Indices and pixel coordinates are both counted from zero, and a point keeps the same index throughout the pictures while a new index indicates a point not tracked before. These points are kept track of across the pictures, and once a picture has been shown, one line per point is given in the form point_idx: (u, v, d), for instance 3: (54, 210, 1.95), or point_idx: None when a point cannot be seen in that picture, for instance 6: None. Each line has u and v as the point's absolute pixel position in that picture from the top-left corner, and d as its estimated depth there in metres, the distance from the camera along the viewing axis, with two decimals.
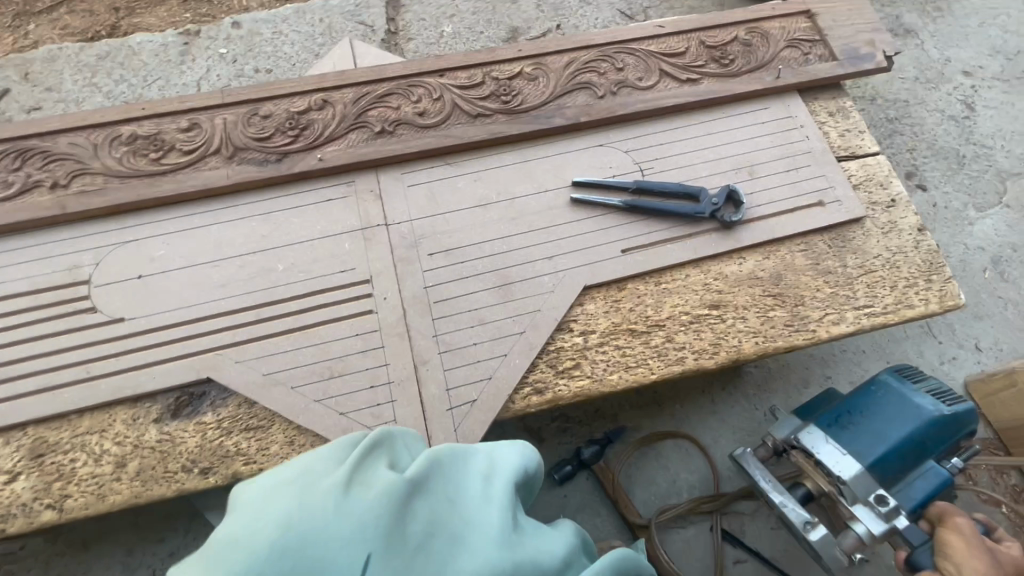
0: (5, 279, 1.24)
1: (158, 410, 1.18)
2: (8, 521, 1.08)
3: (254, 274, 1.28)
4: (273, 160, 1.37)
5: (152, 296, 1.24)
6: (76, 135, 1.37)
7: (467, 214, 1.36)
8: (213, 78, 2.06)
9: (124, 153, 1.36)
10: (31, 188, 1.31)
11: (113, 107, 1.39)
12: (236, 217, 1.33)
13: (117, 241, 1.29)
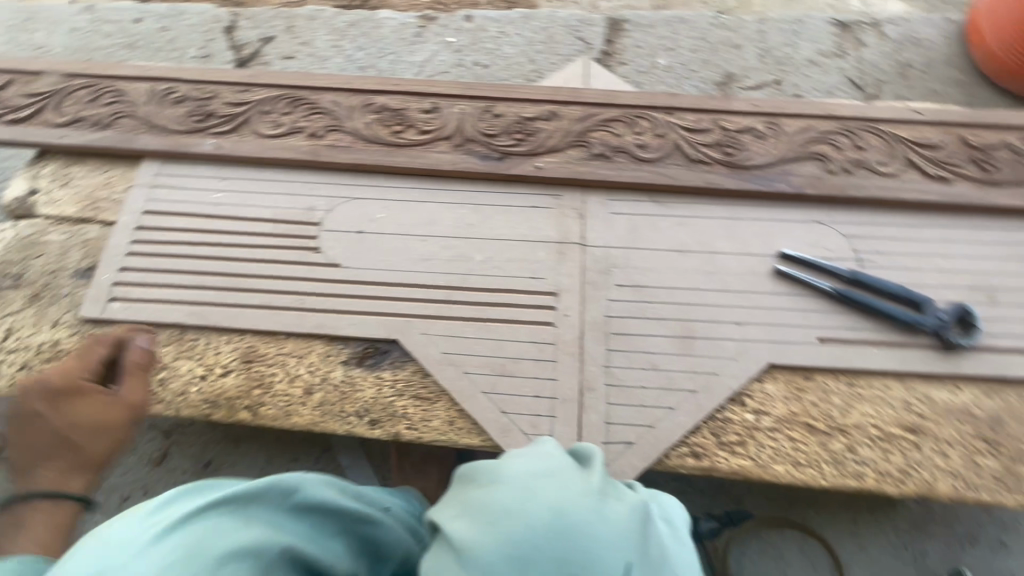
0: (258, 204, 1.43)
1: (348, 354, 1.29)
2: (215, 408, 1.26)
3: (454, 257, 1.36)
4: (495, 157, 1.44)
5: (366, 252, 1.37)
6: (338, 95, 1.54)
7: (664, 257, 1.35)
8: (437, 63, 2.23)
9: (372, 120, 1.50)
10: (295, 132, 1.49)
11: (373, 77, 1.55)
12: (450, 201, 1.42)
13: (349, 195, 1.44)
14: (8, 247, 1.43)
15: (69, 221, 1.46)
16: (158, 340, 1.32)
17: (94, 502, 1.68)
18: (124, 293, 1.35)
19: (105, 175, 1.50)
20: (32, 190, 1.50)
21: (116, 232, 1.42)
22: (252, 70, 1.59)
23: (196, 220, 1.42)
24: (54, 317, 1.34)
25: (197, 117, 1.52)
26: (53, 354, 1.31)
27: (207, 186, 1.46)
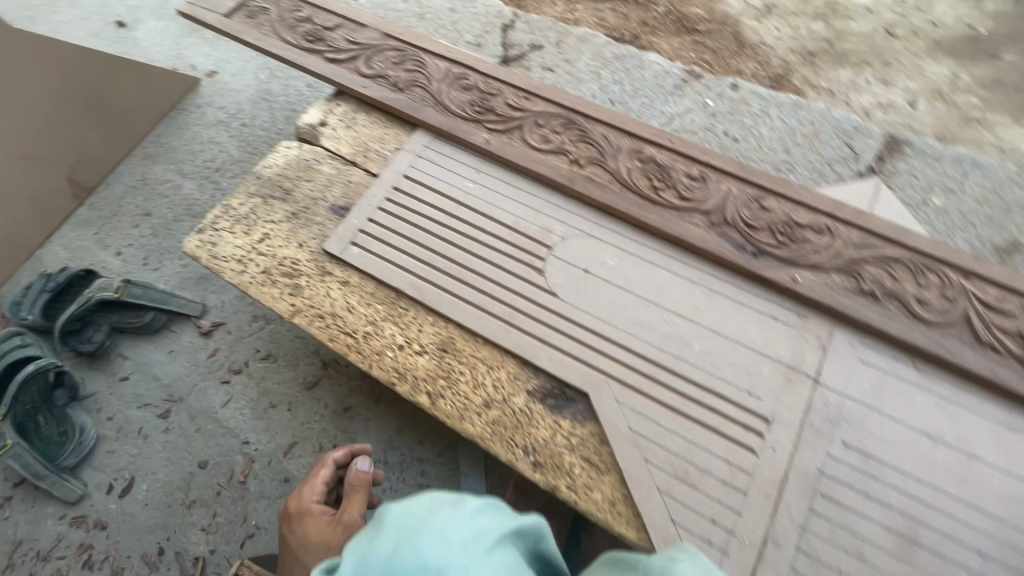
0: (502, 207, 1.47)
1: (534, 385, 1.27)
2: (400, 381, 1.29)
3: (672, 335, 1.28)
4: (749, 251, 1.34)
5: (586, 294, 1.34)
6: (610, 133, 1.53)
7: (908, 436, 1.16)
8: (686, 120, 2.18)
9: (635, 167, 1.48)
10: (558, 154, 1.51)
11: (650, 126, 1.53)
12: (686, 276, 1.35)
13: (587, 231, 1.42)
14: (288, 163, 1.61)
15: (340, 160, 1.62)
16: (375, 296, 1.39)
17: (248, 397, 1.84)
18: (364, 242, 1.45)
19: (383, 131, 1.64)
20: (321, 121, 1.67)
21: (375, 185, 1.53)
22: (539, 81, 1.64)
23: (444, 200, 1.49)
24: (303, 239, 1.48)
25: (477, 109, 1.60)
26: (290, 271, 1.44)
27: (463, 173, 1.52)
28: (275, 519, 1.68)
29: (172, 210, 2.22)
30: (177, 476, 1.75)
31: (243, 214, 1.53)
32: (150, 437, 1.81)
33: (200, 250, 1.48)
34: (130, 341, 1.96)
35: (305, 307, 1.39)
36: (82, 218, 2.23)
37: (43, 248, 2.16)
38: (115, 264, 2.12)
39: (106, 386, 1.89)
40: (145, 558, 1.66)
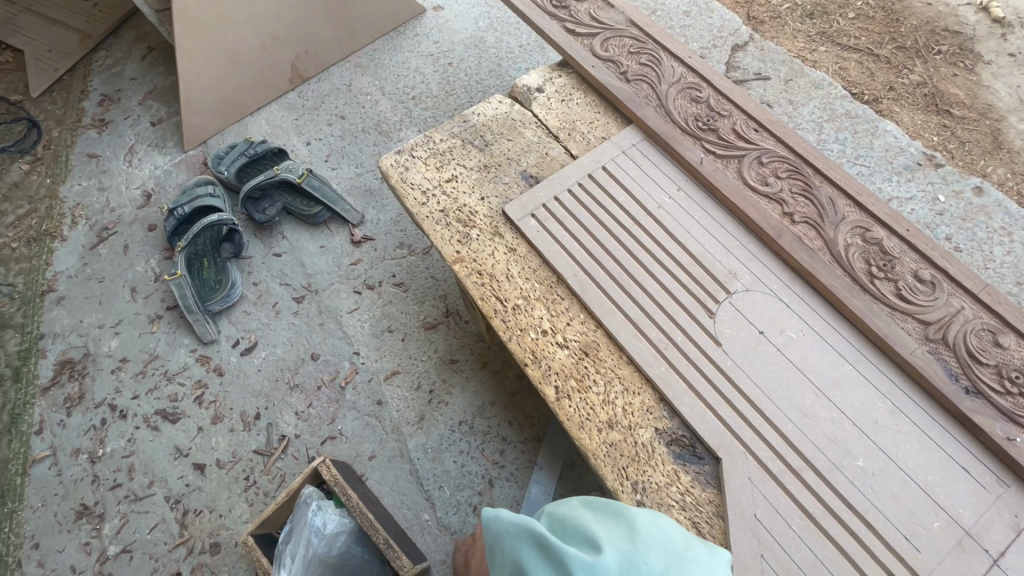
0: (692, 233, 1.38)
1: (664, 425, 1.19)
2: (533, 365, 1.27)
3: (835, 438, 1.14)
4: (962, 385, 1.15)
5: (752, 357, 1.23)
6: (838, 197, 1.38)
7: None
8: (906, 208, 1.92)
9: (855, 244, 1.31)
10: (773, 200, 1.39)
11: (888, 206, 1.35)
12: (874, 383, 1.19)
13: (775, 291, 1.30)
14: (495, 116, 1.62)
15: (545, 129, 1.60)
16: (536, 273, 1.37)
17: (371, 313, 1.93)
18: (543, 216, 1.43)
19: (595, 116, 1.60)
20: (539, 86, 1.66)
21: (571, 166, 1.50)
22: (775, 118, 1.51)
23: (635, 205, 1.42)
24: (486, 193, 1.49)
25: (700, 126, 1.51)
26: (465, 219, 1.46)
27: (663, 185, 1.45)
28: (357, 432, 1.75)
29: (364, 120, 2.36)
30: (291, 357, 1.89)
31: (441, 150, 1.57)
32: (281, 314, 1.97)
33: (394, 171, 1.54)
34: (292, 223, 2.12)
35: (468, 258, 1.40)
36: (290, 103, 2.43)
37: (252, 117, 2.39)
38: (302, 151, 2.30)
39: (261, 255, 2.07)
40: (242, 416, 1.81)
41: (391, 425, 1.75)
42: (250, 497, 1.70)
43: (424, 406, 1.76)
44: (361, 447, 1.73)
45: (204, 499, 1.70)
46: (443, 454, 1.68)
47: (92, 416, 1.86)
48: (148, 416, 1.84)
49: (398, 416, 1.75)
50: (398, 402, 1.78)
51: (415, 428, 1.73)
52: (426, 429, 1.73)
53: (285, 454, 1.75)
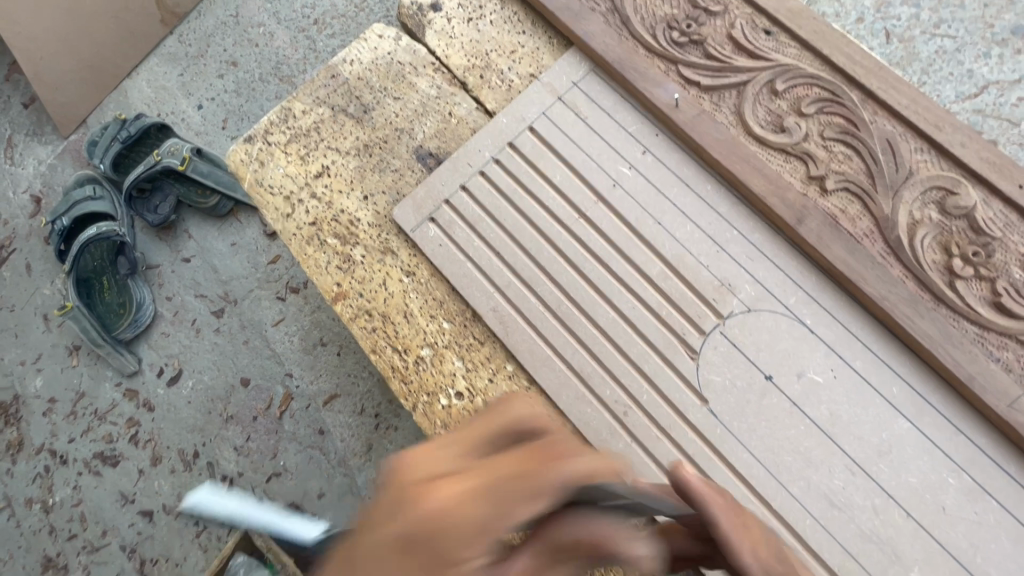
0: (665, 226, 0.91)
1: None
2: None
3: (877, 538, 0.77)
4: None
5: (755, 420, 0.83)
6: (903, 139, 0.85)
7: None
8: (1010, 100, 1.28)
9: (927, 221, 0.82)
10: (792, 157, 0.88)
11: (987, 147, 0.83)
12: (943, 449, 0.78)
13: (793, 310, 0.85)
14: (376, 63, 1.11)
15: (447, 73, 1.08)
16: (444, 307, 0.98)
17: (299, 324, 1.61)
18: (448, 220, 0.99)
19: (518, 41, 1.05)
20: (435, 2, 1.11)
21: (484, 131, 1.01)
22: (801, 6, 0.93)
23: (580, 186, 0.95)
24: (370, 189, 1.05)
25: (677, 37, 0.95)
26: (345, 233, 1.04)
27: (622, 148, 0.95)
28: (301, 468, 1.53)
29: (259, 64, 1.83)
30: (220, 385, 1.63)
31: (304, 129, 1.10)
32: (201, 333, 1.68)
33: (245, 170, 1.10)
34: (196, 219, 1.75)
35: (352, 293, 1.01)
36: (169, 52, 1.90)
37: (129, 80, 1.89)
38: (194, 119, 1.83)
39: (169, 262, 1.73)
40: (182, 455, 1.62)
41: (337, 458, 1.51)
42: (203, 543, 1.55)
43: (371, 433, 1.50)
44: (308, 484, 1.51)
45: (159, 547, 1.57)
46: None
47: (35, 464, 1.69)
48: (89, 461, 1.67)
49: (343, 448, 1.50)
50: (342, 431, 1.52)
51: (364, 460, 1.49)
52: (375, 462, 1.48)
53: None
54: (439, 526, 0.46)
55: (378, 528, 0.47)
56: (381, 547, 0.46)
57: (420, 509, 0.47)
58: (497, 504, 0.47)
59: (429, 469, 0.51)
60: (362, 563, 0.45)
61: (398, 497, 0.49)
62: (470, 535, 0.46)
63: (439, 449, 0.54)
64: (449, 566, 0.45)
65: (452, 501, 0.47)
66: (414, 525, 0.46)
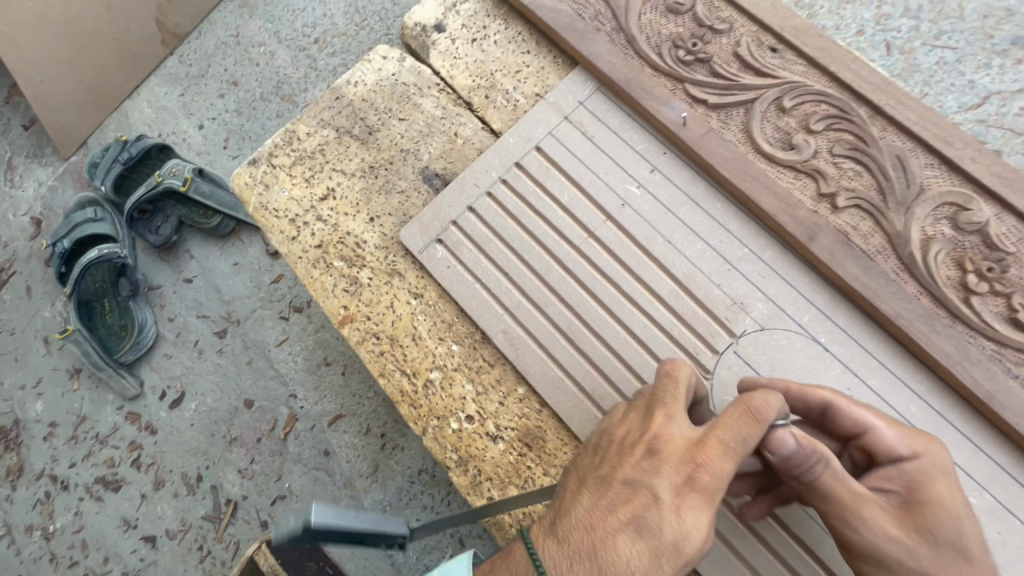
0: (675, 244, 0.90)
1: None
2: (458, 469, 0.90)
3: None
4: None
5: None
6: (912, 155, 0.85)
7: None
8: (1013, 109, 1.28)
9: (940, 236, 0.82)
10: (802, 174, 0.88)
11: (998, 161, 0.82)
12: (965, 468, 0.77)
13: (807, 328, 0.84)
14: (380, 84, 1.10)
15: (451, 93, 1.08)
16: (453, 329, 0.96)
17: (303, 344, 1.60)
18: (456, 241, 0.98)
19: (523, 60, 1.05)
20: (438, 22, 1.11)
21: (491, 151, 1.00)
22: (806, 22, 0.93)
23: (589, 205, 0.94)
24: (376, 211, 1.04)
25: (683, 55, 0.95)
26: (351, 256, 1.03)
27: (630, 166, 0.94)
28: (307, 490, 1.51)
29: (260, 83, 1.83)
30: (223, 406, 1.61)
31: (309, 151, 1.09)
32: (204, 354, 1.66)
33: (249, 194, 1.09)
34: (198, 238, 1.74)
35: (359, 316, 0.99)
36: (170, 73, 1.90)
37: (130, 100, 1.89)
38: (195, 138, 1.83)
39: (170, 283, 1.72)
40: (185, 479, 1.60)
41: (343, 479, 1.49)
42: (207, 569, 1.52)
43: (377, 454, 1.49)
44: None
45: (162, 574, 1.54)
46: (404, 511, 1.43)
47: (35, 490, 1.67)
48: (91, 486, 1.65)
49: (348, 469, 1.48)
50: (347, 451, 1.50)
51: (370, 481, 1.47)
52: (381, 483, 1.46)
53: (236, 519, 1.54)
54: (671, 499, 0.58)
55: (620, 494, 0.61)
56: (628, 509, 0.60)
57: (658, 482, 0.59)
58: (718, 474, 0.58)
59: (670, 444, 0.62)
60: (612, 522, 0.60)
61: (628, 475, 0.62)
62: (699, 503, 0.58)
63: (670, 419, 0.64)
64: (682, 528, 0.57)
65: (679, 469, 0.59)
66: (655, 498, 0.59)
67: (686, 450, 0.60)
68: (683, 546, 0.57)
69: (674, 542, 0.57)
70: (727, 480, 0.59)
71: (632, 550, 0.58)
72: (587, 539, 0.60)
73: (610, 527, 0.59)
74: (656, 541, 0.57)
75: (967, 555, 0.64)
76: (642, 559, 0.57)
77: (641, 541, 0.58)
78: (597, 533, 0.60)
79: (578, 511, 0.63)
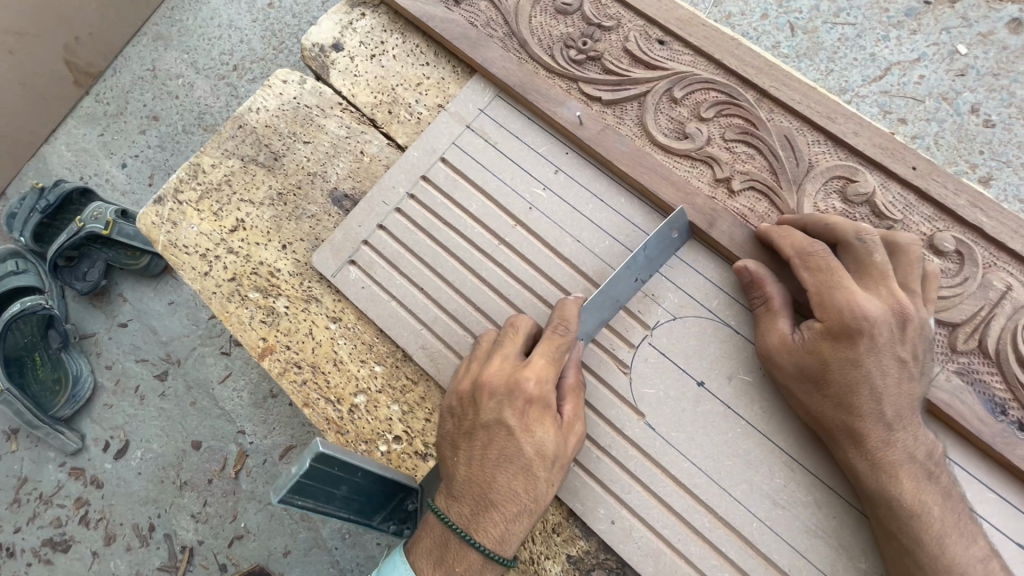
0: (583, 243, 0.90)
1: (580, 549, 0.84)
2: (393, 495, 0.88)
3: (823, 534, 0.77)
4: (1009, 419, 0.75)
5: (692, 426, 0.82)
6: (800, 134, 0.87)
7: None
8: (912, 78, 1.32)
9: (831, 210, 0.84)
10: (697, 162, 0.89)
11: (878, 133, 0.85)
12: None
13: (717, 312, 0.85)
14: (282, 108, 1.09)
15: (355, 111, 1.07)
16: (374, 350, 0.95)
17: (247, 378, 1.57)
18: (369, 261, 0.97)
19: (422, 73, 1.04)
20: (336, 41, 1.09)
21: (397, 166, 0.99)
22: (690, 12, 0.94)
23: (497, 212, 0.94)
24: (288, 237, 1.02)
25: (574, 55, 0.95)
26: (266, 285, 1.00)
27: (534, 168, 0.94)
28: (264, 527, 1.47)
29: (181, 116, 1.79)
30: (170, 451, 1.56)
31: (215, 183, 1.07)
32: (146, 399, 1.61)
33: (157, 232, 1.06)
34: (130, 281, 1.69)
35: (279, 346, 0.97)
36: (88, 113, 1.84)
37: (47, 145, 1.83)
38: (118, 178, 1.78)
39: (105, 330, 1.67)
40: (136, 530, 1.53)
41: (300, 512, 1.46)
42: None
43: None
44: (272, 543, 1.46)
45: None
46: (364, 537, 1.41)
47: None
48: (38, 550, 1.57)
49: None
50: None
51: None
52: None
53: (193, 566, 1.49)
54: (517, 423, 0.76)
55: (484, 438, 0.77)
56: (493, 448, 0.76)
57: (504, 415, 0.77)
58: (539, 389, 0.77)
59: (497, 378, 0.79)
60: (487, 464, 0.76)
61: (484, 419, 0.78)
62: (540, 416, 0.77)
63: (504, 358, 0.81)
64: (535, 440, 0.76)
65: (515, 402, 0.77)
66: (510, 428, 0.76)
67: (508, 383, 0.78)
68: (543, 451, 0.75)
69: (535, 453, 0.75)
70: (548, 386, 0.77)
71: (509, 475, 0.74)
72: (474, 484, 0.76)
73: (487, 465, 0.76)
74: (521, 459, 0.75)
75: (859, 403, 0.72)
76: (518, 477, 0.74)
77: (515, 468, 0.75)
78: (479, 477, 0.76)
79: (459, 465, 0.78)
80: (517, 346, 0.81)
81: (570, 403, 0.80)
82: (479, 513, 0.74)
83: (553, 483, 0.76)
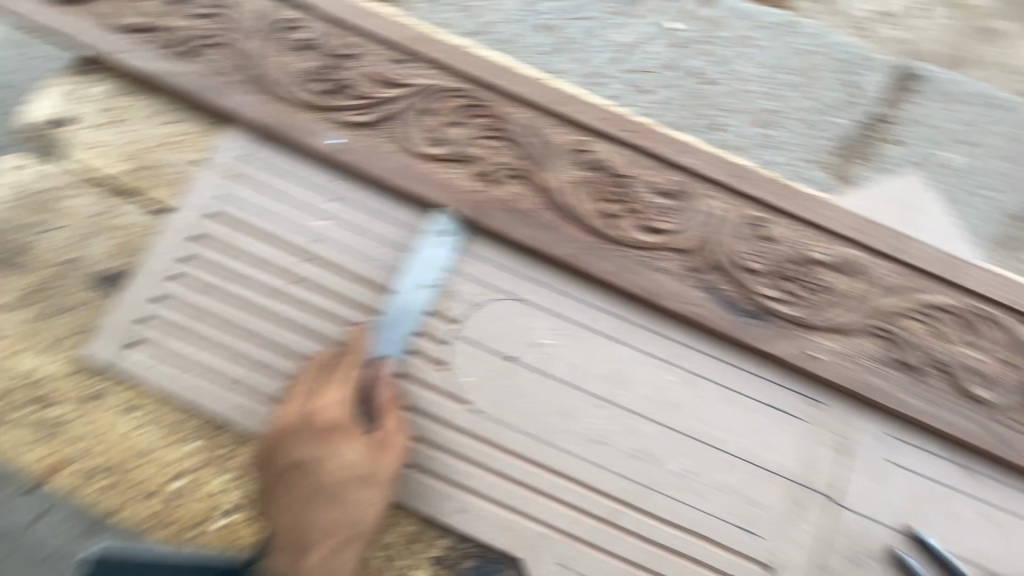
0: (373, 261, 0.93)
1: (442, 546, 0.87)
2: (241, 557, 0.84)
3: (637, 453, 0.89)
4: (745, 312, 0.92)
5: (513, 399, 0.89)
6: (538, 120, 0.97)
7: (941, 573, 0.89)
8: None
9: (577, 178, 0.95)
10: (457, 162, 0.96)
11: (598, 106, 0.98)
12: (658, 356, 0.92)
13: (509, 291, 0.93)
14: (14, 200, 0.97)
15: (103, 185, 0.99)
16: (184, 428, 0.89)
17: None
18: (155, 338, 0.90)
19: (169, 130, 0.99)
20: (62, 116, 1.00)
21: (162, 233, 0.94)
22: (419, 29, 1.01)
23: (281, 253, 0.93)
24: (54, 338, 0.92)
25: (319, 87, 0.98)
26: (38, 396, 0.89)
27: (308, 203, 0.95)
28: None
29: None
30: None
31: None
32: None
33: None
34: None
35: (72, 458, 0.87)
36: None
37: None
38: None
39: None
40: None
41: None
42: None
43: None
44: None
45: None
46: None
47: None
48: None
49: None
50: None
51: None
52: None
53: None
54: (324, 452, 0.83)
55: (295, 478, 0.83)
56: (304, 483, 0.83)
57: (312, 451, 0.83)
58: (336, 415, 0.83)
59: (297, 416, 0.84)
60: (303, 501, 0.82)
61: (292, 460, 0.83)
62: (347, 440, 0.83)
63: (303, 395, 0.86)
64: (339, 467, 0.83)
65: (321, 433, 0.84)
66: (312, 465, 0.83)
67: (308, 421, 0.84)
68: (352, 471, 0.82)
69: (344, 475, 0.83)
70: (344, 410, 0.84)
71: (320, 507, 0.82)
72: (293, 526, 0.82)
73: (300, 505, 0.83)
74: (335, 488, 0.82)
75: None
76: (330, 507, 0.82)
77: (321, 501, 0.82)
78: (296, 517, 0.83)
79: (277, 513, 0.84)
80: (308, 389, 0.86)
81: (387, 419, 0.85)
82: (304, 547, 0.82)
83: (373, 495, 0.83)
